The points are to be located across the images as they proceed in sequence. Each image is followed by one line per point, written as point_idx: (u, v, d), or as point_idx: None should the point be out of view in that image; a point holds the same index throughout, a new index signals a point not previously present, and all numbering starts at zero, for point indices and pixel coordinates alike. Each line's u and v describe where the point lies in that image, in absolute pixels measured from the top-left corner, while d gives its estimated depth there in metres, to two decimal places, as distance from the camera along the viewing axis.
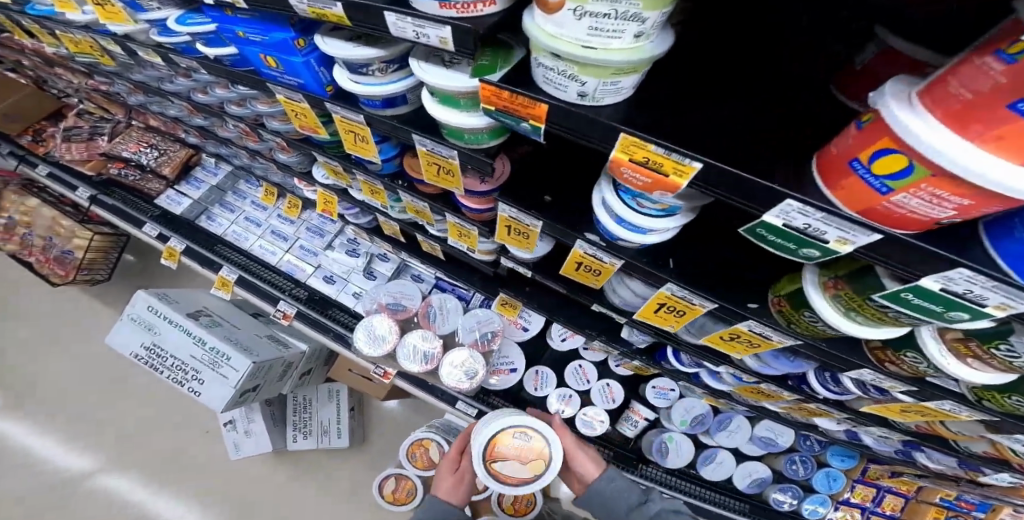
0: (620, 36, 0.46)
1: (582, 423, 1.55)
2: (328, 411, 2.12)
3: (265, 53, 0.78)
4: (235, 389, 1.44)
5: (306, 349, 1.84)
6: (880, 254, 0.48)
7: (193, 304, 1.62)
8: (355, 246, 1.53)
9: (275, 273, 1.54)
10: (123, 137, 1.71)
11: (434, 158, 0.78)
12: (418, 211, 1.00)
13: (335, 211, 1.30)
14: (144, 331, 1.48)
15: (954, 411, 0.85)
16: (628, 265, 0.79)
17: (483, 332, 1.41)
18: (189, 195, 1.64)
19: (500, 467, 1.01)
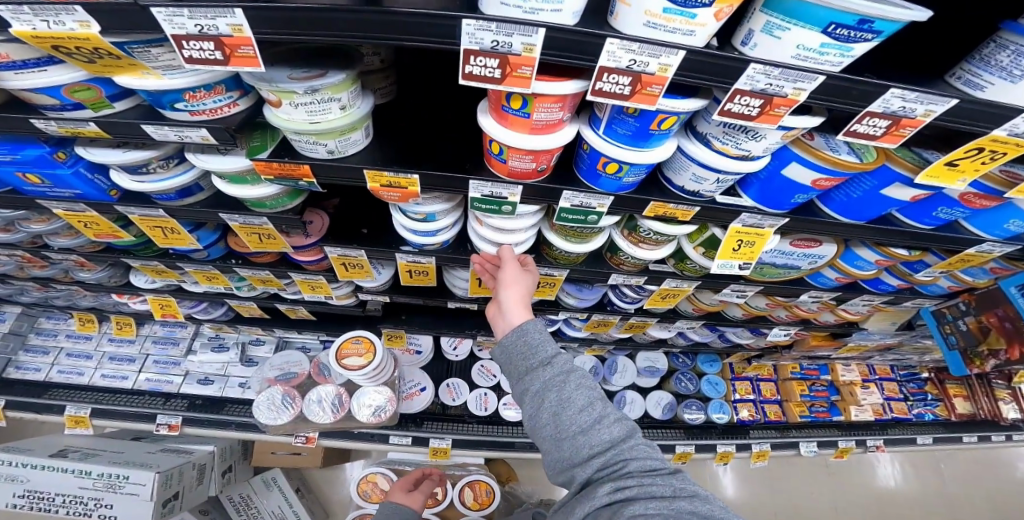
0: (332, 110, 0.63)
1: (503, 412, 1.74)
2: (274, 500, 2.05)
3: (22, 170, 0.78)
4: (153, 500, 1.41)
5: (214, 449, 1.82)
6: (537, 196, 0.75)
7: (52, 448, 1.56)
8: (221, 341, 1.77)
9: (139, 394, 1.67)
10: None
11: (252, 228, 0.88)
12: (265, 279, 1.13)
13: (176, 310, 1.44)
14: (10, 483, 1.42)
15: (681, 286, 0.99)
16: (444, 258, 0.98)
17: (377, 406, 1.53)
18: (11, 357, 1.68)
19: (347, 361, 1.37)
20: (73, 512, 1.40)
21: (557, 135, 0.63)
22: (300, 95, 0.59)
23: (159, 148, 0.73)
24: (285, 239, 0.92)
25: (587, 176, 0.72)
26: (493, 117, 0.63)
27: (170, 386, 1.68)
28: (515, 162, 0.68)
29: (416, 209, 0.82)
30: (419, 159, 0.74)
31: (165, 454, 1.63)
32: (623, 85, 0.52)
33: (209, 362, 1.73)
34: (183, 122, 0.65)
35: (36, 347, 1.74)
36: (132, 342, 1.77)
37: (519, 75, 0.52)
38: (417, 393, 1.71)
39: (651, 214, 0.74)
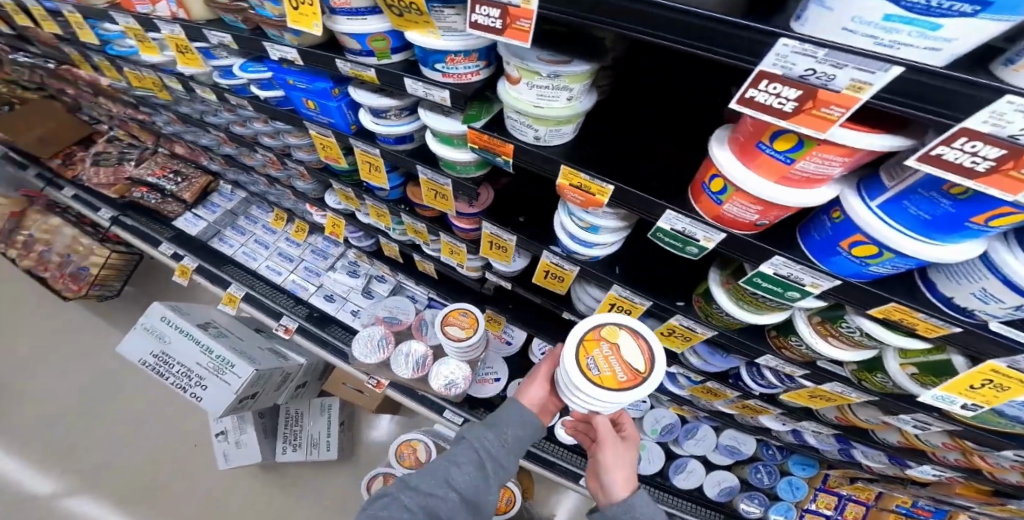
0: (558, 99, 0.60)
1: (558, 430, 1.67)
2: (319, 424, 2.21)
3: (306, 97, 0.91)
4: (235, 395, 1.56)
5: (305, 363, 1.99)
6: (734, 250, 0.64)
7: (202, 317, 1.79)
8: (356, 268, 1.94)
9: (280, 292, 1.92)
10: (188, 182, 2.14)
11: (433, 185, 0.92)
12: (419, 231, 1.26)
13: (341, 232, 1.70)
14: (154, 339, 1.63)
15: (846, 393, 0.88)
16: (584, 271, 0.93)
17: (450, 379, 1.52)
18: (205, 218, 2.11)
19: (448, 330, 1.39)
20: (178, 384, 1.60)
21: (809, 192, 0.52)
22: (541, 77, 0.57)
23: (403, 98, 0.80)
24: (453, 202, 0.95)
25: (815, 250, 0.59)
26: (734, 152, 0.55)
27: (304, 292, 1.91)
28: (733, 208, 0.59)
29: (585, 216, 0.77)
30: (618, 169, 0.69)
31: (267, 353, 1.80)
32: (983, 161, 0.37)
33: (342, 282, 1.92)
34: (433, 82, 0.65)
35: (239, 227, 2.12)
36: (299, 246, 2.04)
37: (817, 115, 0.41)
38: (489, 381, 1.69)
39: (881, 316, 0.62)
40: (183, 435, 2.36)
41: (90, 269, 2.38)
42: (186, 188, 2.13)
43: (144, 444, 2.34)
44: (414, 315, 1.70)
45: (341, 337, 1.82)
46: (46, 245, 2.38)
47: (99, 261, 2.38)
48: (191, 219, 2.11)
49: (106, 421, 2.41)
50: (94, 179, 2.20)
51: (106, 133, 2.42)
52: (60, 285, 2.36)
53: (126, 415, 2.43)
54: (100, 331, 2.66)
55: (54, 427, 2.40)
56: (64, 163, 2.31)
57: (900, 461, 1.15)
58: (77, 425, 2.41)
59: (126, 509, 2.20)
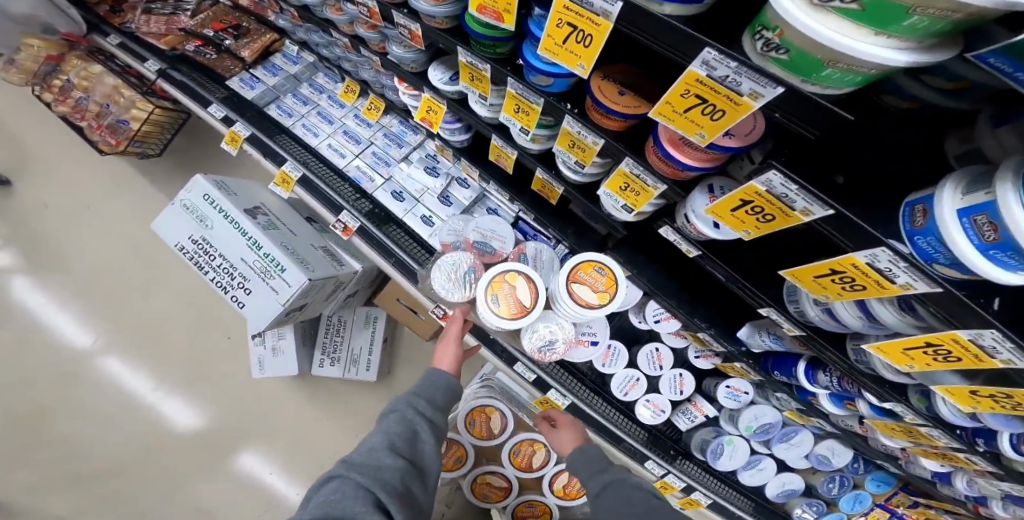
0: None
1: (640, 408, 1.53)
2: (362, 338, 1.97)
3: None
4: (280, 307, 1.28)
5: (359, 270, 1.64)
6: None
7: (252, 200, 1.46)
8: (435, 165, 1.55)
9: (342, 180, 1.54)
10: (249, 39, 1.77)
11: (717, 91, 0.56)
12: (579, 148, 0.90)
13: (437, 121, 1.28)
14: (195, 223, 1.33)
15: None
16: (933, 297, 0.52)
17: (547, 340, 1.19)
18: (263, 79, 1.73)
19: (574, 289, 1.01)
20: (218, 281, 1.32)
21: None
22: None
23: None
24: (728, 124, 0.59)
25: None
26: None
27: (368, 185, 1.53)
28: None
29: None
30: None
31: (322, 256, 1.46)
32: None
33: (416, 180, 1.53)
34: None
35: (301, 95, 1.71)
36: (370, 128, 1.64)
37: None
38: (585, 343, 1.35)
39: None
40: (214, 318, 2.25)
41: (132, 123, 2.03)
42: (246, 46, 1.76)
43: (179, 323, 2.25)
44: (513, 247, 1.28)
45: (419, 257, 1.46)
46: (85, 92, 2.04)
47: (140, 115, 2.02)
48: (248, 80, 1.71)
49: (139, 295, 2.28)
50: (142, 26, 1.83)
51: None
52: (96, 136, 2.07)
53: (156, 292, 2.28)
54: (131, 185, 2.39)
55: (87, 291, 2.30)
56: (113, 9, 1.95)
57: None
58: (109, 291, 2.30)
59: (168, 390, 2.19)
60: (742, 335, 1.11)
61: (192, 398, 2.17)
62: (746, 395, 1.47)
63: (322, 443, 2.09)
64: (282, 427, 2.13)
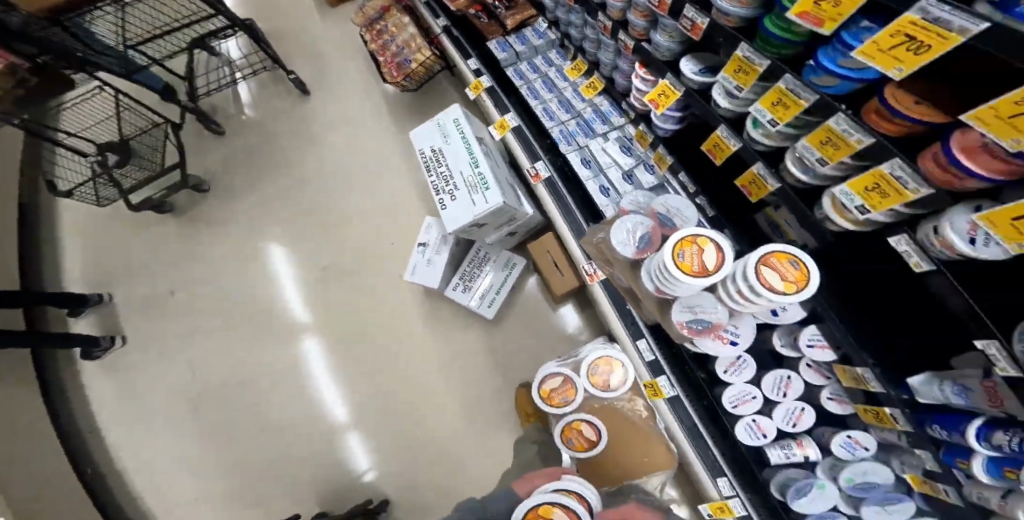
0: None
1: (743, 427, 1.42)
2: (496, 277, 2.20)
3: None
4: (472, 218, 1.50)
5: (529, 215, 1.79)
6: None
7: (483, 133, 1.71)
8: (629, 147, 1.64)
9: (545, 139, 1.80)
10: (516, 10, 2.05)
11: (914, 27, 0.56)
12: (830, 149, 0.88)
13: (665, 106, 1.34)
14: (439, 137, 1.64)
15: None
16: None
17: (700, 318, 1.21)
18: (513, 47, 1.99)
19: (765, 272, 1.04)
20: (436, 184, 1.58)
21: None
22: None
23: None
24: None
25: None
26: None
27: (565, 147, 1.70)
28: None
29: None
30: None
31: (512, 192, 1.70)
32: None
33: (609, 155, 1.64)
34: None
35: (533, 65, 1.97)
36: (583, 102, 1.80)
37: None
38: (724, 341, 1.35)
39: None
40: (376, 220, 2.58)
41: (412, 61, 2.38)
42: (511, 16, 2.05)
43: (363, 221, 2.59)
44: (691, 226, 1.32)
45: (586, 215, 1.63)
46: (393, 37, 2.48)
47: (422, 58, 2.38)
48: (502, 45, 2.02)
49: (338, 189, 2.67)
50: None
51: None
52: (385, 70, 2.43)
53: (354, 189, 2.66)
54: (358, 97, 2.88)
55: (299, 170, 2.75)
56: None
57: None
58: (319, 178, 2.72)
59: (307, 267, 2.54)
60: (914, 384, 1.02)
61: (325, 280, 2.49)
62: (864, 452, 1.26)
63: (416, 360, 2.28)
64: (388, 331, 2.35)
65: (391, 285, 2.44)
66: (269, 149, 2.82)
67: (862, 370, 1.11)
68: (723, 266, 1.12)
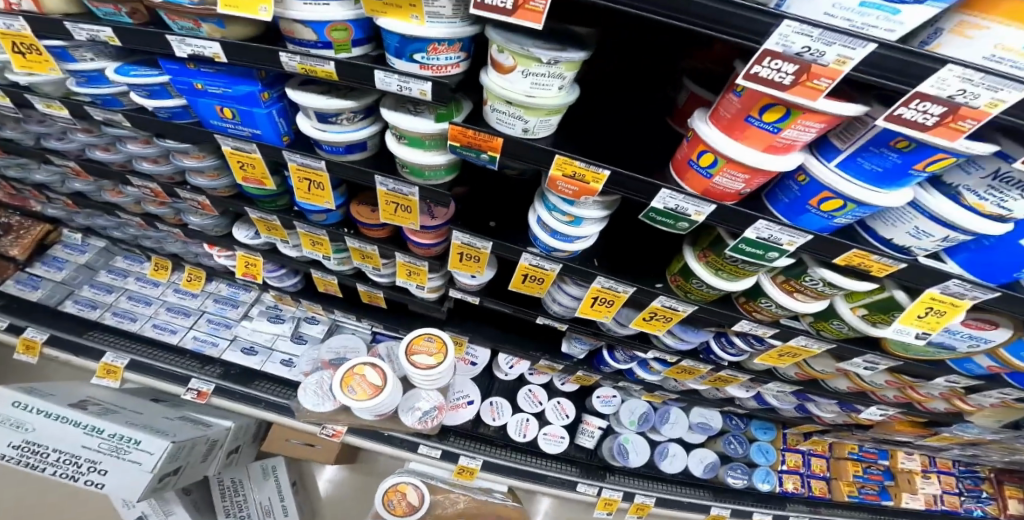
0: (551, 87, 0.63)
1: (543, 442, 1.71)
2: (267, 490, 1.91)
3: (222, 104, 0.87)
4: (152, 473, 1.25)
5: (231, 426, 1.65)
6: (722, 218, 0.70)
7: (74, 396, 1.42)
8: (278, 313, 1.74)
9: (178, 355, 1.62)
10: (16, 235, 1.77)
11: (305, 172, 0.96)
12: (365, 255, 1.22)
13: (257, 271, 1.51)
14: (12, 430, 1.24)
15: (807, 344, 1.01)
16: (565, 268, 0.98)
17: (426, 412, 1.44)
18: (48, 275, 1.75)
19: (415, 358, 1.31)
20: (65, 473, 1.24)
21: (785, 158, 0.59)
22: (537, 65, 0.59)
23: (357, 100, 0.80)
24: (417, 215, 0.98)
25: (787, 209, 0.69)
26: (722, 129, 0.59)
27: (213, 350, 1.64)
28: (794, 133, 0.54)
29: (569, 209, 0.82)
30: (613, 155, 0.73)
31: (181, 424, 1.49)
32: (785, 76, 0.47)
33: (263, 331, 1.69)
34: (412, 72, 0.66)
35: (102, 284, 1.78)
36: (196, 297, 1.79)
37: (811, 86, 0.47)
38: (462, 406, 1.61)
39: (843, 262, 0.73)
40: None
41: None
42: (14, 243, 1.75)
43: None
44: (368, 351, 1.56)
45: (270, 390, 1.58)
46: None
47: None
48: (27, 280, 1.72)
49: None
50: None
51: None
52: None
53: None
54: None
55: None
56: None
57: (852, 407, 1.38)
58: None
59: None
60: (564, 350, 1.50)
61: None
62: (614, 397, 1.80)
63: None
64: None
65: None
66: None
67: (542, 361, 1.54)
68: (387, 375, 1.31)
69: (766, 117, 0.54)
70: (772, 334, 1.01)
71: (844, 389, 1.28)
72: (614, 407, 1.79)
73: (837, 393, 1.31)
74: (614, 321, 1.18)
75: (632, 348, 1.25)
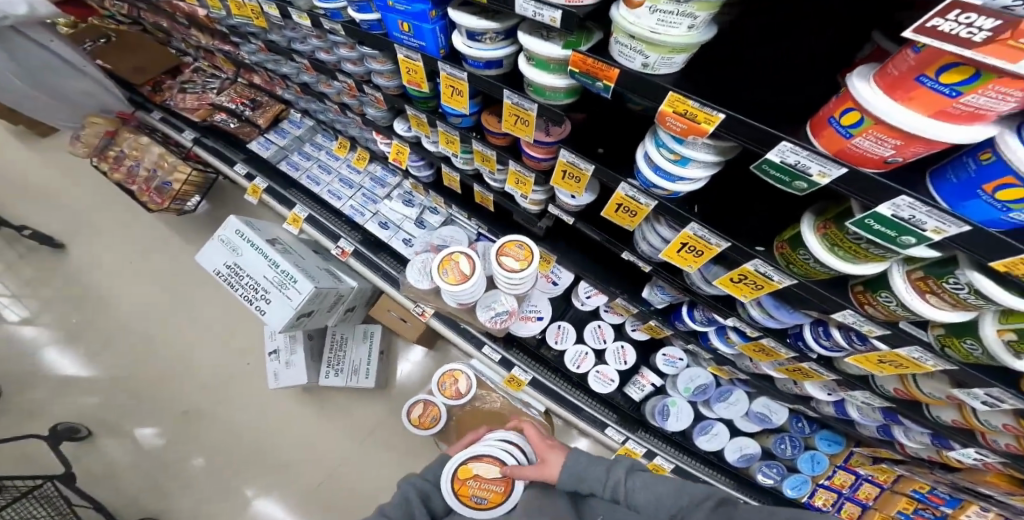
0: (678, 26, 0.63)
1: (592, 378, 1.78)
2: (361, 350, 2.25)
3: (402, 19, 0.93)
4: (296, 311, 1.54)
5: (356, 286, 1.94)
6: (852, 187, 0.62)
7: (270, 234, 1.74)
8: (411, 198, 1.83)
9: (339, 217, 1.85)
10: (263, 109, 2.11)
11: (453, 81, 1.00)
12: (485, 158, 1.24)
13: (404, 161, 1.57)
14: (229, 252, 1.60)
15: (922, 360, 0.86)
16: (660, 207, 0.96)
17: (498, 312, 1.56)
18: (276, 143, 2.05)
19: (503, 260, 1.41)
20: (246, 295, 1.58)
21: (962, 131, 0.49)
22: (666, 2, 0.59)
23: (501, 21, 0.83)
24: (534, 128, 0.99)
25: (952, 193, 0.56)
26: (883, 87, 0.50)
27: (360, 218, 1.81)
28: (980, 101, 0.44)
29: (677, 148, 0.79)
30: (738, 102, 0.68)
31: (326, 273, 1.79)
32: (978, 32, 0.39)
33: (396, 211, 1.81)
34: (545, 1, 0.70)
35: (305, 153, 2.03)
36: (360, 174, 1.93)
37: (1012, 45, 0.37)
38: (532, 319, 1.69)
39: (999, 267, 0.58)
40: (220, 350, 2.45)
41: (173, 183, 2.18)
42: (261, 115, 2.10)
43: (207, 351, 2.41)
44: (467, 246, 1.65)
45: (394, 266, 1.78)
46: (135, 160, 2.23)
47: (183, 177, 2.18)
48: (264, 143, 2.05)
49: (161, 329, 2.49)
50: (180, 104, 2.23)
51: (191, 65, 2.42)
52: (144, 199, 2.21)
53: (182, 323, 2.48)
54: (153, 231, 2.70)
55: (103, 327, 2.52)
56: (154, 89, 2.32)
57: (944, 441, 1.24)
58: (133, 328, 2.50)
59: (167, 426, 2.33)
60: (643, 295, 1.48)
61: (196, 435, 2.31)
62: (681, 360, 1.78)
63: (325, 455, 2.26)
64: (287, 439, 2.29)
65: (266, 401, 2.36)
66: (85, 330, 2.54)
67: (619, 299, 1.52)
68: (477, 266, 1.43)
69: (943, 76, 0.45)
70: (877, 335, 0.87)
71: (947, 423, 1.13)
72: (676, 369, 1.78)
73: (936, 425, 1.15)
74: (701, 275, 1.14)
75: (714, 309, 1.20)
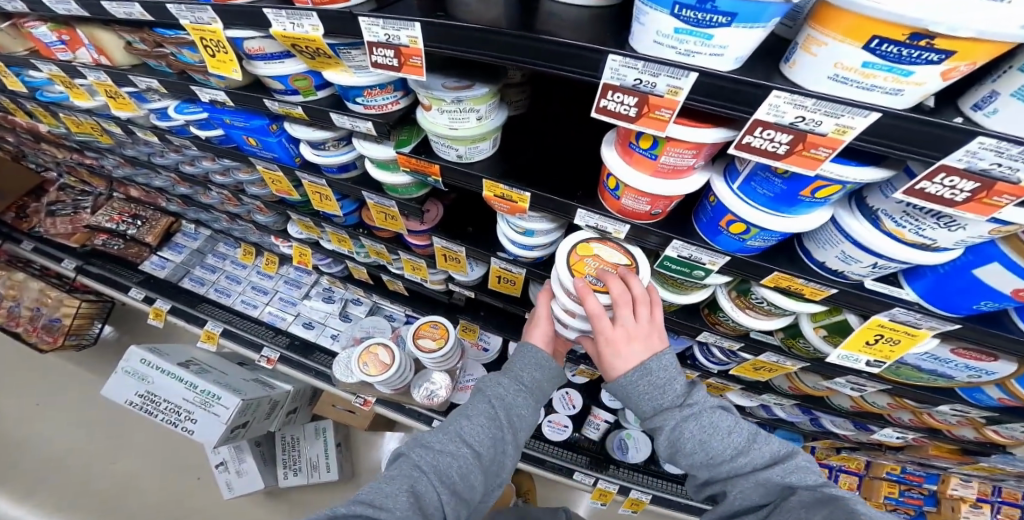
0: (468, 120, 0.72)
1: (546, 429, 1.80)
2: (316, 448, 2.12)
3: (247, 135, 1.03)
4: (226, 425, 1.52)
5: (291, 389, 1.95)
6: (643, 237, 0.72)
7: (182, 356, 1.71)
8: (331, 294, 1.89)
9: (258, 323, 1.84)
10: (149, 224, 2.07)
11: (316, 188, 1.10)
12: (378, 252, 1.33)
13: (310, 261, 1.65)
14: (138, 382, 1.55)
15: (782, 362, 0.94)
16: (531, 272, 1.03)
17: (431, 390, 1.55)
18: (171, 258, 2.03)
19: (421, 341, 1.45)
20: (167, 420, 1.53)
21: (681, 183, 0.59)
22: (447, 102, 0.69)
23: (334, 131, 0.93)
24: (403, 222, 1.08)
25: (707, 228, 0.66)
26: (617, 153, 0.62)
27: (282, 322, 1.83)
28: (672, 160, 0.55)
29: (518, 222, 0.88)
30: (541, 178, 0.78)
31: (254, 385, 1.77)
32: (629, 106, 0.49)
33: (318, 308, 1.86)
34: (354, 113, 0.80)
35: (208, 265, 2.02)
36: (271, 278, 1.95)
37: (653, 116, 0.48)
38: (471, 388, 1.67)
39: (771, 284, 0.68)
40: (166, 472, 2.20)
41: (63, 319, 2.15)
42: (149, 231, 2.05)
43: (151, 475, 2.19)
44: (391, 333, 1.69)
45: (325, 362, 1.76)
46: (16, 300, 2.14)
47: (70, 311, 2.15)
48: (158, 262, 2.02)
49: (87, 468, 2.21)
50: (50, 230, 2.12)
51: (55, 181, 2.31)
52: (33, 338, 2.13)
53: (114, 456, 2.23)
54: (56, 369, 2.45)
55: (7, 483, 2.16)
56: (18, 215, 2.19)
57: (866, 426, 1.29)
58: (50, 475, 2.19)
59: None
60: None
61: None
62: None
63: None
64: None
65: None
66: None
67: None
68: (395, 354, 1.46)
69: (641, 143, 0.56)
70: (740, 348, 0.95)
71: (850, 409, 1.21)
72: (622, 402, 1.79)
73: (842, 411, 1.23)
74: None
75: None
